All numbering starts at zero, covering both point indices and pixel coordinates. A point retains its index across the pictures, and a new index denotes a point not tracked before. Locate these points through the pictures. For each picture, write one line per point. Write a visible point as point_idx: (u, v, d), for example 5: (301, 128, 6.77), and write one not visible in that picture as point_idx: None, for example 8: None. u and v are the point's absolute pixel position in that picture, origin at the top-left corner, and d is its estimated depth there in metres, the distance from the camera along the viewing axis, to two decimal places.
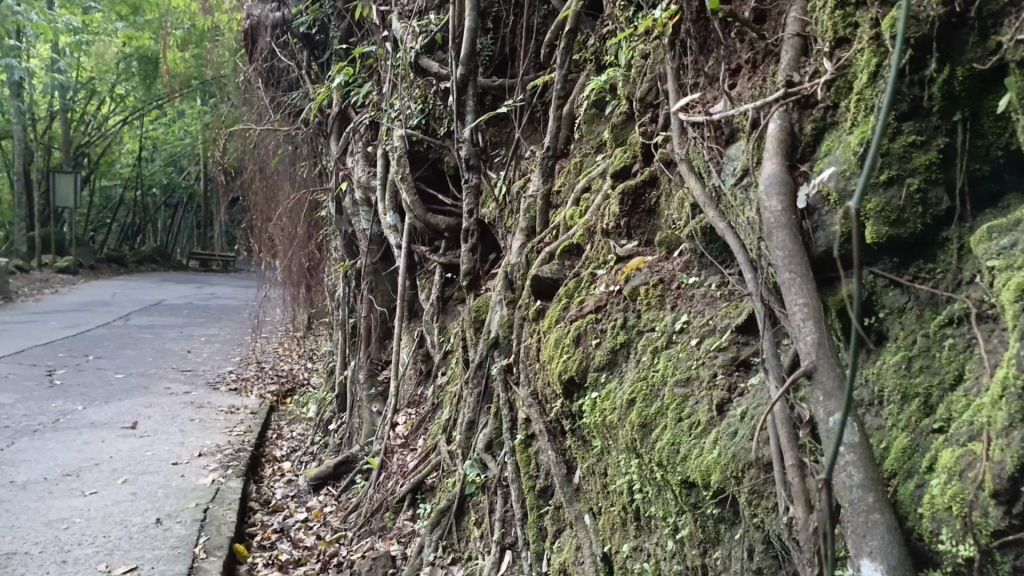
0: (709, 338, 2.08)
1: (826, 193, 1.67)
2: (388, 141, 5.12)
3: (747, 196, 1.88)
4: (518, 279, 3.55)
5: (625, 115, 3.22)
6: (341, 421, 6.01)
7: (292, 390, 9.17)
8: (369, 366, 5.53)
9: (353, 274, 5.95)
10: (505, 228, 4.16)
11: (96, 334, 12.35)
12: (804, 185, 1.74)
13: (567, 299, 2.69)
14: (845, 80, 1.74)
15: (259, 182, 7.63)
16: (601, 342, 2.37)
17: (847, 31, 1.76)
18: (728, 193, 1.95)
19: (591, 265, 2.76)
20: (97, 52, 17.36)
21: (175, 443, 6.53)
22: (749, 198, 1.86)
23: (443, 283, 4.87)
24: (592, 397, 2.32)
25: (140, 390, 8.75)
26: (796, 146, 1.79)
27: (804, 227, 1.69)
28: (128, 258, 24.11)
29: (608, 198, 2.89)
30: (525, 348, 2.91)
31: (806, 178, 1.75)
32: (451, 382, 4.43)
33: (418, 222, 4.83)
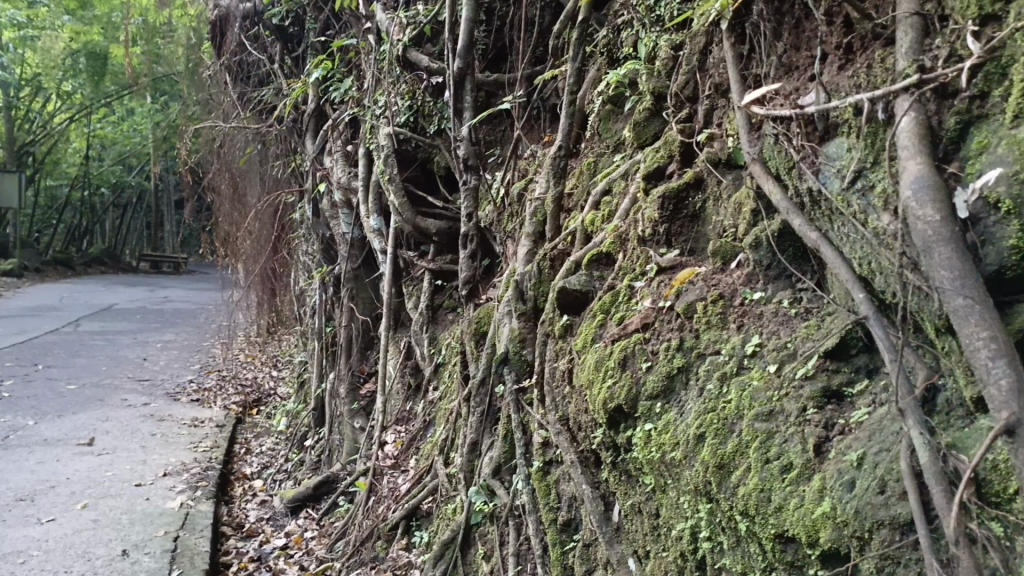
0: (790, 364, 1.81)
1: (990, 199, 1.44)
2: (372, 139, 4.79)
3: (866, 203, 1.60)
4: (528, 289, 3.27)
5: (649, 111, 2.96)
6: (318, 437, 5.65)
7: (258, 399, 8.74)
8: (350, 380, 5.19)
9: (329, 281, 5.60)
10: (508, 232, 3.89)
11: (44, 342, 11.71)
12: (955, 186, 1.51)
13: (603, 314, 2.42)
14: (993, 64, 1.52)
15: (223, 182, 7.11)
16: (653, 366, 2.09)
17: (994, 8, 1.54)
18: (837, 198, 1.67)
19: (627, 276, 2.49)
20: (44, 47, 16.64)
21: (136, 461, 6.10)
22: (871, 205, 1.59)
23: (432, 290, 4.60)
24: (645, 430, 2.03)
25: (95, 402, 8.24)
26: (936, 142, 1.55)
27: (967, 239, 1.47)
28: (76, 260, 23.21)
29: (639, 201, 2.61)
30: (550, 368, 2.63)
31: (957, 179, 1.52)
32: (446, 398, 4.13)
33: (407, 225, 4.52)
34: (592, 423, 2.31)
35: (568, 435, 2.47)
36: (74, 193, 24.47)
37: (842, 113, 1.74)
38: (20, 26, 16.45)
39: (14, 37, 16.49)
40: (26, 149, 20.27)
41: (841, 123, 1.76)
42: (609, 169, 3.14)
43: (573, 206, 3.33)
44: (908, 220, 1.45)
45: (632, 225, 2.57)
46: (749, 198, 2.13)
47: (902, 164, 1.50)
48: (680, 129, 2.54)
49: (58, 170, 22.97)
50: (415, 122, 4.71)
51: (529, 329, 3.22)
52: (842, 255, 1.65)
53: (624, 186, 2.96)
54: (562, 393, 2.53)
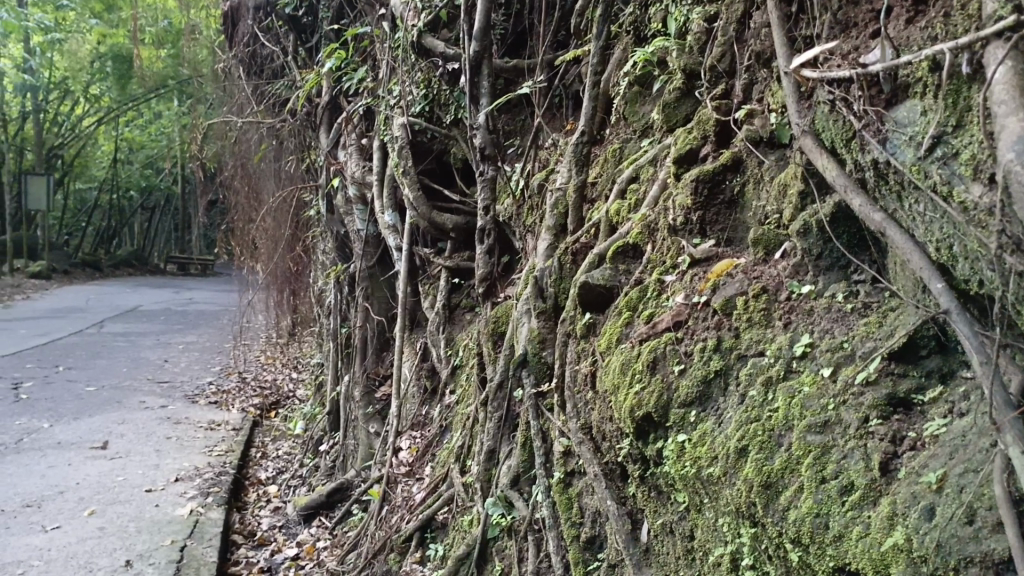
0: (847, 368, 1.57)
1: None
2: (387, 130, 4.59)
3: (949, 172, 1.36)
4: (548, 286, 3.04)
5: (680, 91, 2.73)
6: (333, 441, 5.46)
7: (277, 402, 8.59)
8: (365, 382, 4.99)
9: (345, 280, 5.40)
10: (527, 226, 3.67)
11: (66, 343, 11.68)
12: None
13: (630, 311, 2.17)
14: None
15: (239, 180, 7.02)
16: (686, 369, 1.85)
17: None
18: (910, 168, 1.44)
19: (656, 269, 2.25)
20: (70, 50, 16.70)
21: (149, 465, 5.95)
22: (957, 176, 1.35)
23: (449, 289, 4.39)
24: (677, 441, 1.80)
25: (112, 404, 8.12)
26: None
27: None
28: (104, 261, 23.35)
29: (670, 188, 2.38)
30: (571, 370, 2.39)
31: None
32: (463, 402, 3.92)
33: (422, 220, 4.32)
34: (618, 433, 2.07)
35: (591, 445, 2.23)
36: (101, 195, 24.62)
37: (912, 71, 1.51)
38: (47, 30, 16.57)
39: (42, 40, 16.60)
40: (54, 152, 20.42)
41: (910, 83, 1.53)
42: (636, 155, 2.91)
43: (597, 195, 3.09)
44: (1010, 190, 1.21)
45: (663, 213, 2.34)
46: (796, 178, 1.89)
47: (1000, 124, 1.25)
48: (716, 106, 2.31)
49: (86, 173, 23.11)
50: (430, 112, 4.50)
51: (550, 329, 2.98)
52: (913, 237, 1.46)
53: (653, 172, 2.72)
54: (584, 399, 2.29)
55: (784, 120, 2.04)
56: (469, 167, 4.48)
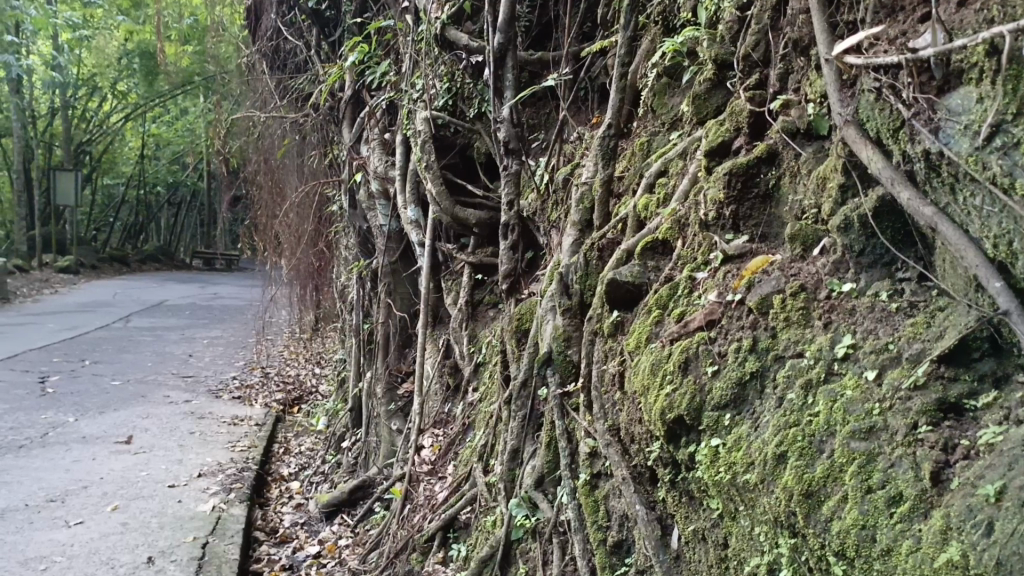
0: (893, 371, 1.48)
1: None
2: (409, 124, 4.54)
3: (1011, 164, 1.29)
4: (573, 282, 2.97)
5: (711, 82, 2.66)
6: (356, 438, 5.43)
7: (300, 397, 8.59)
8: (387, 379, 4.95)
9: (367, 276, 5.37)
10: (552, 222, 3.60)
11: (93, 337, 11.78)
12: None
13: (660, 310, 2.10)
14: None
15: (262, 176, 7.00)
16: (720, 370, 1.78)
17: None
18: (967, 160, 1.37)
19: (686, 266, 2.17)
20: (98, 47, 16.86)
21: (172, 461, 5.96)
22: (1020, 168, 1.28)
23: (472, 285, 4.35)
24: (711, 445, 1.73)
25: (137, 398, 8.17)
26: None
27: None
28: (131, 256, 23.58)
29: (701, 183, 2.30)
30: (598, 369, 2.33)
31: None
32: (486, 400, 3.87)
33: (445, 216, 4.26)
34: (648, 436, 2.00)
35: (618, 447, 2.16)
36: (128, 191, 24.86)
37: (967, 57, 1.44)
38: (76, 27, 16.73)
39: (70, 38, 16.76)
40: (82, 148, 20.63)
41: (964, 70, 1.46)
42: (664, 148, 2.84)
43: (624, 190, 3.02)
44: None
45: (694, 208, 2.26)
46: (835, 171, 1.80)
47: None
48: (749, 96, 2.23)
49: (113, 169, 23.34)
50: (453, 106, 4.44)
51: (575, 327, 2.91)
52: (968, 234, 1.38)
53: (682, 165, 2.64)
54: (611, 399, 2.22)
55: (822, 110, 1.95)
56: (493, 162, 4.41)
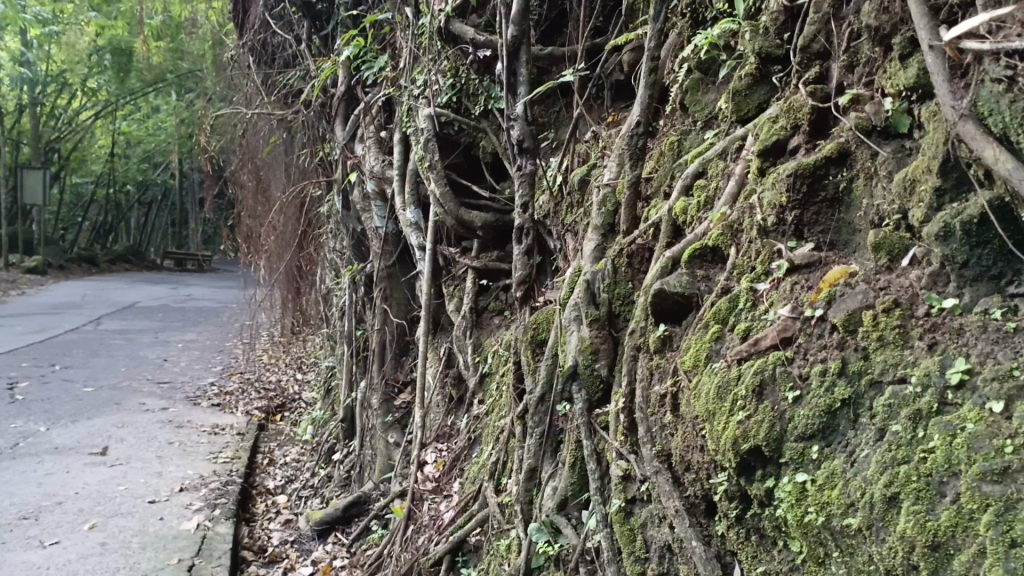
0: (1021, 403, 1.29)
1: None
2: (411, 122, 4.33)
3: None
4: (600, 291, 2.77)
5: (753, 78, 2.47)
6: (348, 450, 5.20)
7: (283, 404, 8.31)
8: (383, 390, 4.72)
9: (361, 281, 5.14)
10: (567, 226, 3.41)
11: (64, 341, 11.38)
12: None
13: (721, 326, 1.90)
14: None
15: (247, 175, 6.73)
16: (803, 396, 1.59)
17: None
18: None
19: (744, 276, 1.98)
20: (69, 42, 16.38)
21: (151, 473, 5.67)
22: None
23: (476, 291, 4.17)
24: (796, 482, 1.54)
25: (111, 406, 7.84)
26: None
27: None
28: (101, 257, 23.04)
29: (755, 185, 2.12)
30: (642, 388, 2.13)
31: None
32: (495, 414, 3.67)
33: (449, 218, 4.05)
34: (710, 467, 1.80)
35: (670, 477, 1.96)
36: (99, 190, 24.29)
37: None
38: (44, 22, 16.25)
39: (39, 33, 16.26)
40: (51, 146, 20.10)
41: None
42: (700, 147, 2.65)
43: (653, 192, 2.82)
44: None
45: (749, 212, 2.07)
46: (928, 172, 1.61)
47: None
48: (809, 91, 2.04)
49: (83, 168, 22.79)
50: (457, 102, 4.22)
51: (603, 339, 2.71)
52: None
53: (723, 166, 2.45)
54: (660, 423, 2.02)
55: (902, 104, 1.79)
56: (499, 162, 4.20)
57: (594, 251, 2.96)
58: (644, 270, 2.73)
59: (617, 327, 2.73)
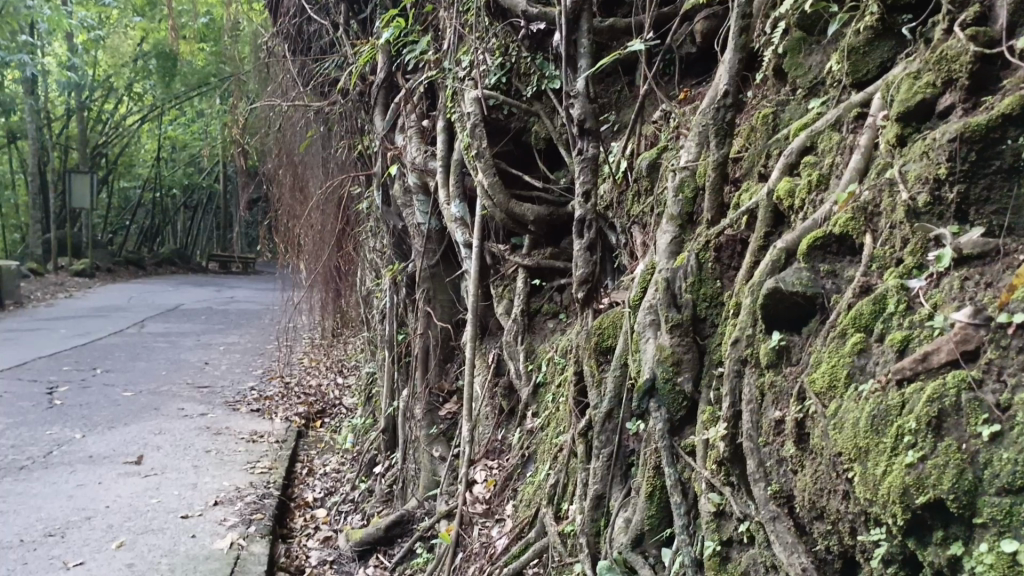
0: None
1: None
2: (456, 107, 3.95)
3: None
4: (680, 290, 2.36)
5: (874, 33, 2.08)
6: (390, 463, 4.84)
7: (323, 410, 8.00)
8: (427, 399, 4.35)
9: (403, 281, 4.77)
10: (639, 216, 3.02)
11: (105, 344, 11.26)
12: None
13: (864, 336, 1.49)
14: None
15: (282, 173, 6.39)
16: (1004, 433, 1.19)
17: None
18: None
19: (887, 273, 1.56)
20: (114, 46, 16.35)
21: (185, 485, 5.38)
22: None
23: (528, 291, 3.78)
24: (1003, 552, 1.15)
25: (149, 411, 7.61)
26: None
27: None
28: (147, 260, 23.15)
29: (892, 158, 1.75)
30: (749, 409, 1.72)
31: None
32: (553, 430, 3.28)
33: (499, 211, 3.66)
34: (858, 520, 1.40)
35: (793, 526, 1.55)
36: (145, 193, 24.46)
37: None
38: (91, 27, 16.28)
39: (86, 39, 16.30)
40: (98, 150, 20.20)
41: None
42: (803, 119, 2.22)
43: (744, 173, 2.40)
44: None
45: (888, 190, 1.65)
46: None
47: None
48: (969, 36, 1.65)
49: (128, 172, 22.92)
50: (507, 84, 3.83)
51: (685, 346, 2.29)
52: None
53: (838, 139, 2.03)
54: (777, 455, 1.61)
55: None
56: (554, 149, 3.80)
57: (671, 245, 2.56)
58: (735, 265, 2.30)
59: (702, 334, 2.30)
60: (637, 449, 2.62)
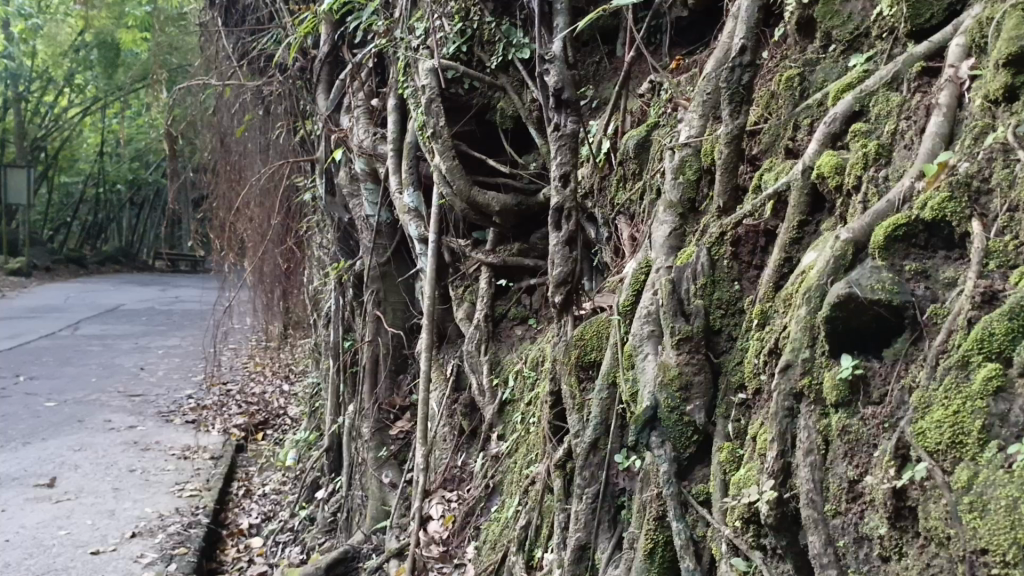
0: None
1: None
2: (409, 80, 3.45)
3: None
4: (687, 295, 1.87)
5: None
6: (334, 486, 4.32)
7: (266, 420, 7.41)
8: (376, 416, 3.84)
9: (349, 282, 4.24)
10: (628, 206, 2.60)
11: (34, 348, 10.47)
12: None
13: (1001, 367, 1.06)
14: None
15: (216, 160, 5.78)
16: None
17: None
18: None
19: (1017, 275, 1.11)
20: (51, 35, 15.41)
21: (102, 512, 4.77)
22: None
23: (492, 293, 3.35)
24: None
25: (73, 424, 6.94)
26: None
27: None
28: (89, 258, 22.12)
29: (988, 115, 1.28)
30: (807, 461, 1.32)
31: None
32: (523, 458, 2.82)
33: (459, 199, 3.17)
34: None
35: None
36: (87, 189, 23.39)
37: None
38: (28, 15, 15.32)
39: (23, 28, 15.34)
40: (37, 143, 19.15)
41: None
42: (844, 78, 1.76)
43: (764, 149, 1.94)
44: None
45: (1002, 158, 1.20)
46: None
47: None
48: None
49: (71, 167, 21.87)
50: (468, 53, 3.33)
51: (696, 367, 1.81)
52: None
53: (897, 101, 1.58)
54: (854, 532, 1.22)
55: None
56: (523, 130, 3.33)
57: (670, 239, 2.13)
58: (757, 263, 1.83)
59: (716, 351, 1.83)
60: (629, 488, 2.17)
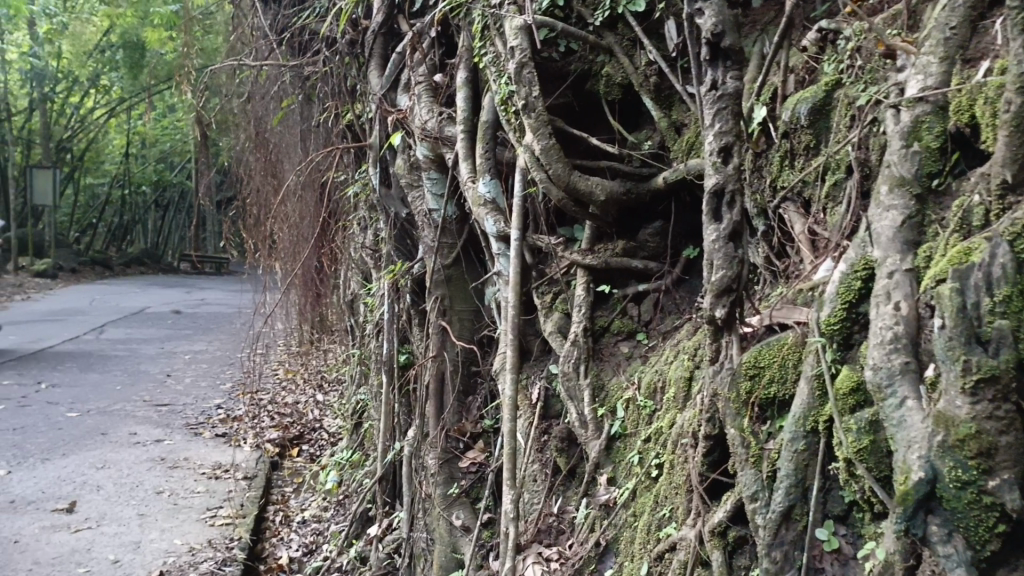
0: None
1: None
2: (488, 44, 2.85)
3: None
4: (979, 312, 1.26)
5: None
6: (389, 521, 3.75)
7: (300, 434, 6.86)
8: (442, 446, 3.24)
9: (406, 287, 3.65)
10: (800, 189, 2.00)
11: (56, 353, 9.97)
12: None
13: None
14: None
15: (251, 152, 5.22)
16: None
17: None
18: None
19: None
20: (76, 33, 14.92)
21: (125, 544, 4.22)
22: None
23: (591, 301, 2.73)
24: None
25: (95, 437, 6.41)
26: None
27: None
28: (114, 260, 21.74)
29: None
30: None
31: None
32: (647, 511, 2.21)
33: (557, 187, 2.53)
34: None
35: None
36: (113, 191, 23.03)
37: None
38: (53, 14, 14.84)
39: (50, 28, 14.89)
40: (63, 146, 18.77)
41: None
42: None
43: None
44: None
45: None
46: None
47: None
48: None
49: (96, 168, 21.49)
50: (565, 9, 2.77)
51: (1004, 423, 1.23)
52: None
53: None
54: None
55: None
56: (633, 101, 2.74)
57: (904, 231, 1.51)
58: None
59: None
60: None
